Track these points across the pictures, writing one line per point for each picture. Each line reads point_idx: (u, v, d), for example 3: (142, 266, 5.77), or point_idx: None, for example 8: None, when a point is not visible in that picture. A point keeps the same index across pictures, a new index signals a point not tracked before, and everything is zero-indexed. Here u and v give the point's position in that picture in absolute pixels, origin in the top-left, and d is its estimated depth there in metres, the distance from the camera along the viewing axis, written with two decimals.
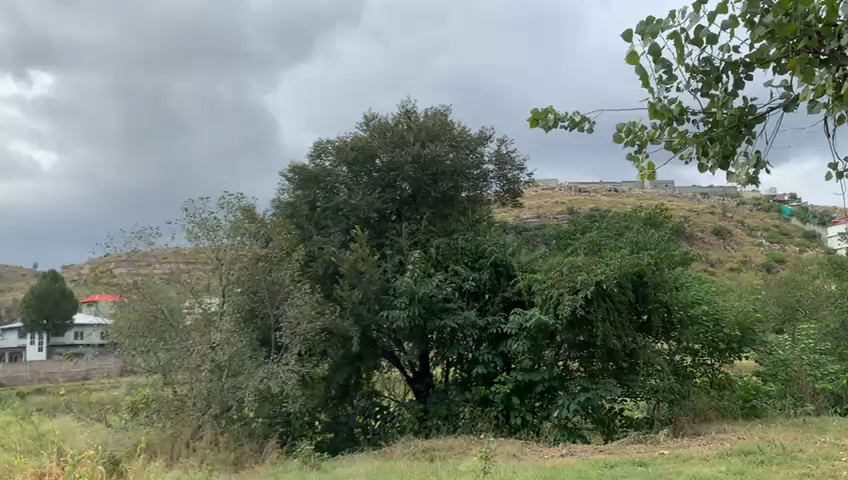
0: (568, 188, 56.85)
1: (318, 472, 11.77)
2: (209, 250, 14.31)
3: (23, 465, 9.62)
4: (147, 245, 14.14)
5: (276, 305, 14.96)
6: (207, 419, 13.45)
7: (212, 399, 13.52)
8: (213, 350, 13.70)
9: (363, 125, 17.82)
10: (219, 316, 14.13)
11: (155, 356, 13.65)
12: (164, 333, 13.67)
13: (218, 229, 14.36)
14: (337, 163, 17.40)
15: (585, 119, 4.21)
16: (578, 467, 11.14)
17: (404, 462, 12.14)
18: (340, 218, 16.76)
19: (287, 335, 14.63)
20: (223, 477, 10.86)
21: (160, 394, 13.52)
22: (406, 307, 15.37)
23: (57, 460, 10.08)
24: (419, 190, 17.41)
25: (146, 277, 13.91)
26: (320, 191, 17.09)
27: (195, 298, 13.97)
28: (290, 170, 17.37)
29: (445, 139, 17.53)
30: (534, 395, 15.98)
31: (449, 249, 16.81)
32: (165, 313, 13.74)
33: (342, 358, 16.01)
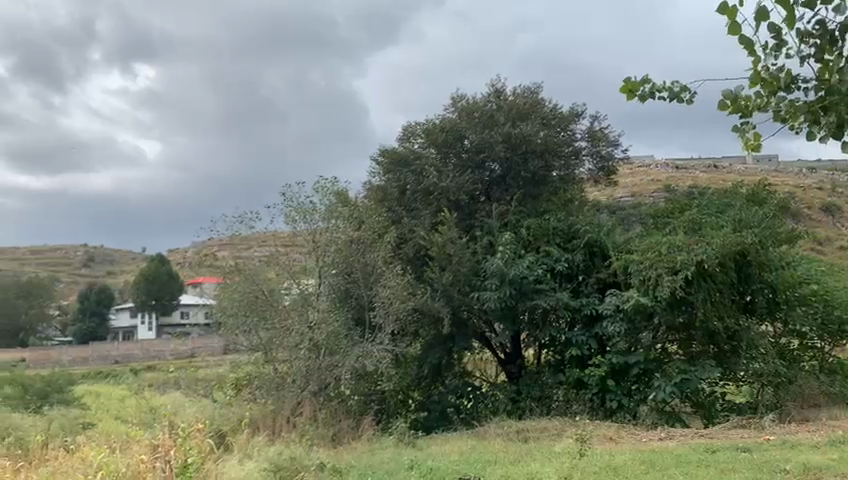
0: (664, 165, 54.96)
1: (413, 449, 11.96)
2: (305, 234, 14.66)
3: (138, 437, 10.24)
4: (247, 229, 14.66)
5: (369, 286, 15.08)
6: (307, 396, 14.01)
7: (310, 377, 14.12)
8: (311, 329, 14.16)
9: (450, 106, 17.75)
10: (315, 297, 14.59)
11: (257, 335, 14.22)
12: (265, 311, 14.19)
13: (314, 213, 14.69)
14: (426, 145, 17.42)
15: (684, 90, 4.13)
16: (678, 452, 10.82)
17: (498, 442, 12.18)
18: (430, 201, 16.82)
19: (380, 315, 14.83)
20: (322, 451, 11.23)
21: (261, 371, 14.19)
22: (498, 289, 15.36)
23: (169, 432, 10.68)
24: (509, 171, 17.31)
25: (247, 257, 14.36)
26: (410, 174, 17.05)
27: (293, 279, 14.46)
28: (380, 154, 17.55)
29: (536, 118, 17.33)
30: (630, 378, 15.64)
31: (540, 229, 16.50)
32: (266, 292, 14.25)
33: (433, 339, 16.14)
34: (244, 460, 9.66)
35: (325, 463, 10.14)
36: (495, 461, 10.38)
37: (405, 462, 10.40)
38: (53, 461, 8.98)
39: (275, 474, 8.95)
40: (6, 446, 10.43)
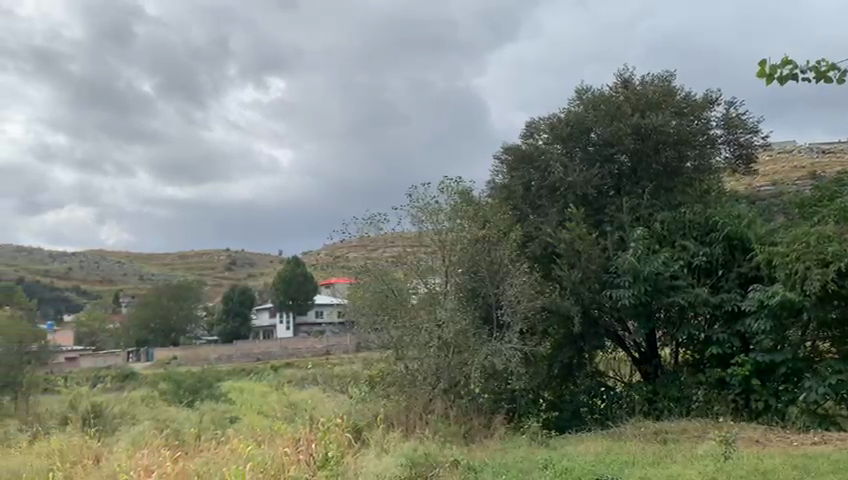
0: (810, 151, 51.31)
1: (547, 449, 11.83)
2: (432, 234, 14.81)
3: (282, 430, 10.76)
4: (376, 230, 15.11)
5: (496, 285, 15.09)
6: (437, 393, 14.08)
7: (441, 374, 14.28)
8: (439, 327, 14.26)
9: (575, 100, 17.42)
10: (443, 296, 14.70)
11: (388, 333, 14.51)
12: (395, 310, 14.45)
13: (440, 213, 14.88)
14: (551, 140, 17.22)
15: (831, 68, 3.87)
16: (837, 457, 10.04)
17: (635, 443, 11.81)
18: (556, 198, 16.66)
19: (508, 313, 14.79)
20: (456, 449, 11.33)
21: (393, 369, 14.44)
22: (631, 286, 14.87)
23: (311, 426, 11.16)
24: (640, 163, 16.67)
25: (374, 259, 14.80)
26: (535, 170, 17.00)
27: (420, 278, 14.64)
28: (504, 152, 17.54)
29: (667, 108, 16.74)
30: (778, 378, 14.72)
31: (675, 223, 15.94)
32: (395, 291, 14.49)
33: (564, 338, 15.88)
34: (381, 455, 9.90)
35: (459, 460, 10.21)
36: (633, 462, 10.09)
37: (539, 462, 10.27)
38: (207, 452, 9.57)
39: (411, 469, 9.15)
40: (165, 437, 11.24)
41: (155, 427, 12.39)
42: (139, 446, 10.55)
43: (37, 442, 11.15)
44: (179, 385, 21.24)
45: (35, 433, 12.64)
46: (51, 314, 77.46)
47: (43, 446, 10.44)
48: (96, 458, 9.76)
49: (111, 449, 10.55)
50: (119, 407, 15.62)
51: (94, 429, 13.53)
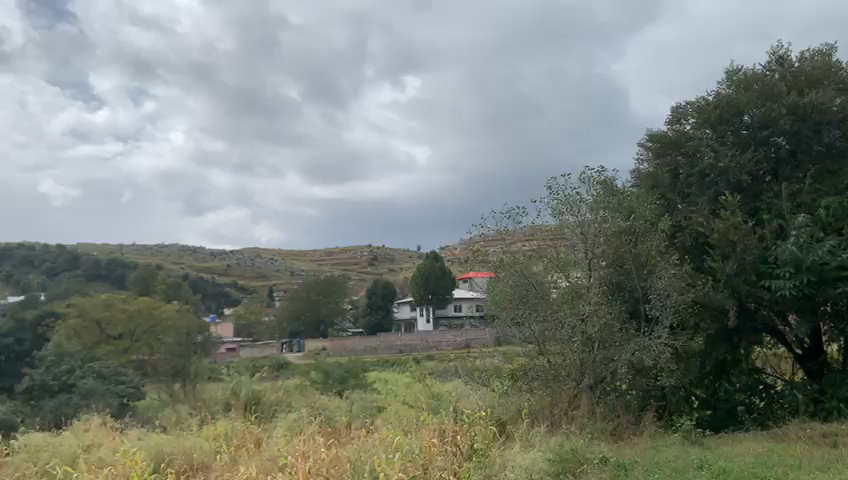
0: None
1: (702, 449, 11.25)
2: (572, 226, 14.44)
3: (429, 421, 10.93)
4: (516, 223, 15.07)
5: (643, 278, 14.62)
6: (583, 389, 13.85)
7: (586, 370, 13.93)
8: (583, 322, 13.87)
9: (724, 81, 16.51)
10: (586, 290, 14.26)
11: (529, 328, 14.40)
12: (537, 304, 14.28)
13: (581, 204, 14.41)
14: (700, 125, 16.44)
15: None
16: None
17: (802, 446, 10.99)
18: (707, 185, 15.85)
19: (657, 307, 14.19)
20: (604, 446, 11.06)
21: (536, 363, 14.28)
22: (792, 277, 13.74)
23: (456, 418, 11.24)
24: (800, 145, 15.56)
25: (509, 254, 14.61)
26: (682, 156, 16.47)
27: (561, 273, 14.39)
28: (648, 140, 17.06)
29: (830, 83, 15.45)
30: None
31: (843, 209, 14.42)
32: (536, 285, 14.30)
33: (718, 332, 15.14)
34: (528, 449, 9.83)
35: (608, 457, 9.97)
36: (800, 466, 9.39)
37: (695, 462, 9.83)
38: (358, 440, 9.89)
39: (560, 464, 9.02)
40: (318, 424, 11.77)
41: (309, 415, 13.01)
42: (295, 432, 11.12)
43: (205, 425, 12.02)
44: (327, 375, 22.24)
45: (203, 417, 13.64)
46: (212, 308, 83.42)
47: (211, 429, 11.23)
48: (257, 443, 10.37)
49: (270, 434, 11.20)
50: (275, 395, 16.56)
51: (254, 415, 14.41)
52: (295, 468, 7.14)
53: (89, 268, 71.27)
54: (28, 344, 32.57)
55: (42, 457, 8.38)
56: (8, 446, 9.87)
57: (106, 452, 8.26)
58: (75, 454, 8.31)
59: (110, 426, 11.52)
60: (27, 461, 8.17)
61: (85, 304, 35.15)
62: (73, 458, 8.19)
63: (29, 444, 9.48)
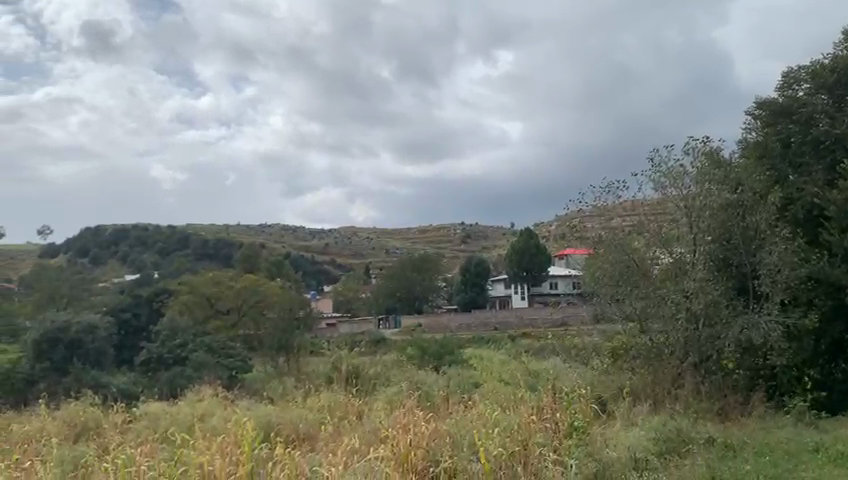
0: None
1: (816, 431, 10.74)
2: (676, 199, 14.01)
3: (526, 398, 10.91)
4: (615, 198, 14.77)
5: (752, 253, 13.92)
6: (687, 367, 13.52)
7: (690, 348, 13.50)
8: (687, 299, 13.40)
9: (842, 43, 15.46)
10: (691, 266, 13.83)
11: (631, 304, 13.86)
12: (638, 281, 13.84)
13: (684, 176, 14.04)
14: (815, 91, 15.37)
15: None
16: None
17: None
18: (821, 153, 14.98)
19: (766, 284, 13.53)
20: (710, 425, 10.78)
21: (638, 341, 13.85)
22: None
23: (554, 395, 11.16)
24: None
25: (609, 231, 14.37)
26: (794, 125, 15.31)
27: (663, 249, 13.98)
28: (757, 107, 16.08)
29: None
30: None
31: None
32: (637, 262, 13.94)
33: (834, 309, 14.21)
34: (629, 427, 9.69)
35: (714, 437, 9.65)
36: None
37: (809, 445, 9.36)
38: (456, 414, 10.02)
39: (663, 442, 8.86)
40: (417, 398, 11.98)
41: (408, 389, 13.26)
42: (395, 405, 11.37)
43: (309, 397, 12.47)
44: (423, 351, 22.56)
45: (307, 389, 14.17)
46: (312, 285, 86.01)
47: (314, 401, 11.64)
48: (358, 415, 10.65)
49: (371, 407, 11.48)
50: (374, 369, 16.96)
51: (355, 388, 14.83)
52: (397, 439, 7.31)
53: (197, 247, 74.96)
54: (144, 319, 34.67)
55: (162, 424, 8.92)
56: (131, 413, 10.56)
57: (219, 420, 8.69)
58: (192, 422, 8.80)
59: (222, 396, 12.14)
60: (148, 427, 8.71)
61: (195, 281, 37.04)
62: (189, 426, 8.68)
63: (149, 412, 10.10)
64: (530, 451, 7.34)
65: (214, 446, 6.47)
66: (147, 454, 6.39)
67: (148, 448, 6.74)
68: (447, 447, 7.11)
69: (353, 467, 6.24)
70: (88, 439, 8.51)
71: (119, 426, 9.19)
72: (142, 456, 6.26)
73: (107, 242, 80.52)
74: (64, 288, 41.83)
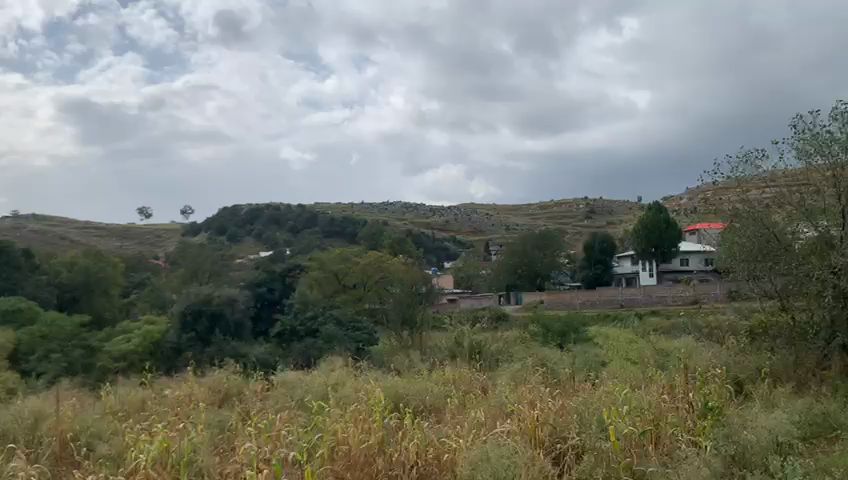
0: None
1: None
2: (820, 171, 13.08)
3: (656, 377, 10.56)
4: (753, 170, 14.04)
5: None
6: (833, 348, 12.30)
7: (837, 328, 12.25)
8: (835, 275, 12.06)
9: None
10: (840, 242, 12.44)
11: (771, 281, 13.14)
12: (778, 257, 13.00)
13: (833, 144, 12.87)
14: None
15: None
16: None
17: None
18: None
19: None
20: None
21: (778, 319, 13.18)
22: None
23: (685, 374, 10.75)
24: None
25: (747, 204, 13.67)
26: None
27: (807, 222, 12.89)
28: None
29: None
30: None
31: None
32: (776, 236, 13.09)
33: None
34: (769, 409, 9.14)
35: None
36: None
37: None
38: (583, 391, 9.85)
39: (805, 426, 8.33)
40: (542, 375, 11.85)
41: (534, 365, 13.12)
42: (519, 381, 11.26)
43: (434, 370, 12.62)
44: (547, 328, 22.39)
45: (431, 363, 14.35)
46: (434, 261, 86.99)
47: (440, 374, 11.78)
48: (483, 390, 10.66)
49: (495, 382, 11.49)
50: (497, 345, 16.99)
51: (480, 363, 14.86)
52: (524, 415, 7.25)
53: (325, 225, 77.61)
54: (278, 293, 36.43)
55: (297, 392, 9.34)
56: (268, 382, 11.09)
57: (351, 389, 9.02)
58: (324, 391, 9.15)
59: (351, 367, 12.54)
60: (284, 395, 9.12)
61: (324, 258, 38.46)
62: (323, 393, 9.07)
63: (285, 381, 10.59)
64: (663, 433, 7.07)
65: (347, 414, 6.70)
66: (285, 420, 6.69)
67: (285, 414, 7.08)
68: (575, 424, 6.94)
69: (481, 440, 6.26)
70: (231, 405, 9.02)
71: (257, 393, 9.74)
72: (280, 422, 6.57)
73: (242, 221, 85.02)
74: (205, 264, 44.58)
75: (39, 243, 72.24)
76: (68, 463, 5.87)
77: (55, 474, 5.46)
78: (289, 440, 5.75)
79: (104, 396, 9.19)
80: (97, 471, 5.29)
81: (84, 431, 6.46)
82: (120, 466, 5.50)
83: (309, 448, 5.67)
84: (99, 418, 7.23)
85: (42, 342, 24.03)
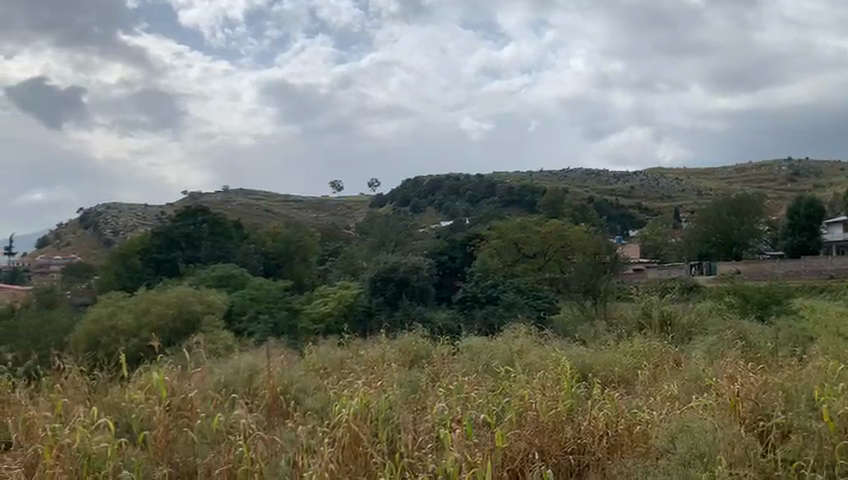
0: None
1: None
2: None
3: None
4: None
5: None
6: None
7: None
8: None
9: None
10: None
11: None
12: None
13: None
14: None
15: None
16: None
17: None
18: None
19: None
20: None
21: None
22: None
23: None
24: None
25: None
26: None
27: None
28: None
29: None
30: None
31: None
32: None
33: None
34: None
35: None
36: None
37: None
38: (790, 367, 9.08)
39: None
40: (741, 350, 11.05)
41: (731, 339, 12.35)
42: (716, 355, 10.62)
43: (621, 342, 12.32)
44: (746, 299, 21.11)
45: (618, 334, 14.03)
46: (619, 229, 84.24)
47: (627, 346, 11.43)
48: (676, 364, 10.20)
49: (688, 355, 10.96)
50: (689, 317, 16.23)
51: (670, 336, 14.26)
52: (722, 391, 6.85)
53: (504, 193, 77.54)
54: (459, 261, 37.31)
55: (484, 357, 9.52)
56: (455, 347, 11.36)
57: (537, 357, 9.03)
58: (511, 357, 9.24)
59: (536, 334, 12.60)
60: (471, 359, 9.33)
61: (504, 227, 38.66)
62: (509, 359, 9.17)
63: (471, 346, 10.82)
64: None
65: (535, 381, 6.73)
66: (473, 384, 6.85)
67: (473, 377, 7.24)
68: (781, 400, 6.43)
69: (674, 413, 6.02)
70: (420, 366, 9.39)
71: (446, 356, 10.07)
72: (468, 385, 6.72)
73: (424, 191, 87.56)
74: (391, 233, 46.57)
75: (244, 215, 78.96)
76: (279, 413, 6.43)
77: (270, 422, 6.01)
78: (479, 403, 5.91)
79: (307, 354, 9.89)
80: (305, 422, 5.75)
81: (291, 385, 7.03)
82: (325, 417, 5.93)
83: (499, 413, 5.76)
84: (304, 374, 7.85)
85: (252, 304, 26.53)
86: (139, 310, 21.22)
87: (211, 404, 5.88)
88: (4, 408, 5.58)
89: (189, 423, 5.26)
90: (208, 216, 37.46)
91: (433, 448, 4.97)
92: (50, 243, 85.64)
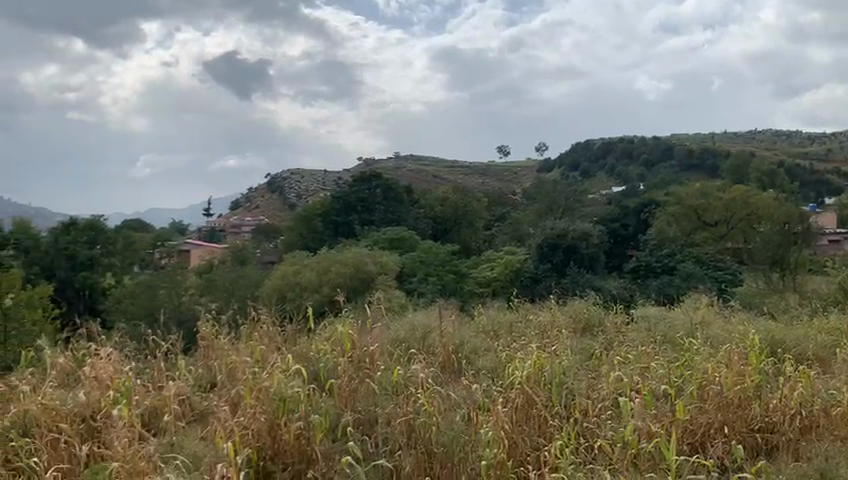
0: None
1: None
2: None
3: None
4: None
5: None
6: None
7: None
8: None
9: None
10: None
11: None
12: None
13: None
14: None
15: None
16: None
17: None
18: None
19: None
20: None
21: None
22: None
23: None
24: None
25: None
26: None
27: None
28: None
29: None
30: None
31: None
32: None
33: None
34: None
35: None
36: None
37: None
38: None
39: None
40: None
41: None
42: None
43: (817, 317, 11.35)
44: None
45: (813, 309, 12.95)
46: (813, 197, 76.85)
47: (824, 322, 10.49)
48: None
49: None
50: None
51: None
52: None
53: (683, 158, 73.26)
54: (632, 229, 36.06)
55: (662, 328, 9.17)
56: (630, 316, 11.07)
57: (720, 329, 8.55)
58: (691, 329, 8.81)
59: (718, 306, 11.94)
60: (647, 329, 9.04)
61: (683, 193, 36.69)
62: (690, 331, 8.76)
63: (646, 315, 10.49)
64: None
65: (720, 354, 6.39)
66: (651, 353, 6.63)
67: (650, 348, 7.01)
68: None
69: None
70: (593, 334, 9.23)
71: (620, 324, 9.82)
72: (646, 355, 6.52)
73: (596, 156, 84.94)
74: (561, 199, 45.82)
75: (416, 180, 81.09)
76: (454, 370, 6.60)
77: (445, 378, 6.20)
78: (659, 374, 5.72)
79: (477, 316, 10.06)
80: (480, 380, 5.87)
81: (464, 345, 7.20)
82: (498, 377, 6.01)
83: (680, 385, 5.55)
84: (476, 334, 8.01)
85: (422, 267, 27.45)
86: (322, 268, 22.59)
87: (390, 358, 6.14)
88: (209, 352, 6.18)
89: (370, 375, 5.54)
90: (383, 181, 38.92)
91: (612, 415, 4.91)
92: (242, 206, 92.96)
